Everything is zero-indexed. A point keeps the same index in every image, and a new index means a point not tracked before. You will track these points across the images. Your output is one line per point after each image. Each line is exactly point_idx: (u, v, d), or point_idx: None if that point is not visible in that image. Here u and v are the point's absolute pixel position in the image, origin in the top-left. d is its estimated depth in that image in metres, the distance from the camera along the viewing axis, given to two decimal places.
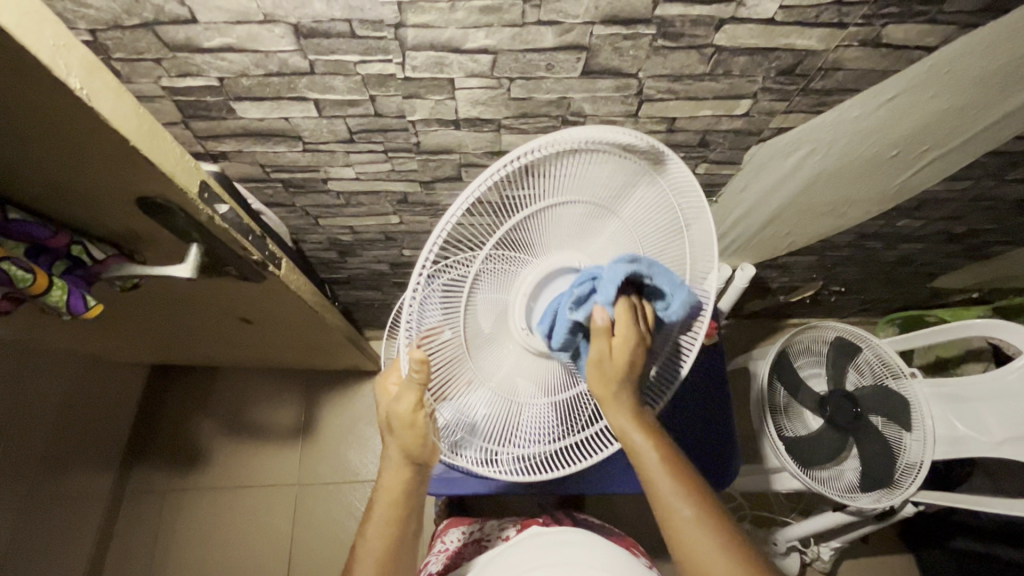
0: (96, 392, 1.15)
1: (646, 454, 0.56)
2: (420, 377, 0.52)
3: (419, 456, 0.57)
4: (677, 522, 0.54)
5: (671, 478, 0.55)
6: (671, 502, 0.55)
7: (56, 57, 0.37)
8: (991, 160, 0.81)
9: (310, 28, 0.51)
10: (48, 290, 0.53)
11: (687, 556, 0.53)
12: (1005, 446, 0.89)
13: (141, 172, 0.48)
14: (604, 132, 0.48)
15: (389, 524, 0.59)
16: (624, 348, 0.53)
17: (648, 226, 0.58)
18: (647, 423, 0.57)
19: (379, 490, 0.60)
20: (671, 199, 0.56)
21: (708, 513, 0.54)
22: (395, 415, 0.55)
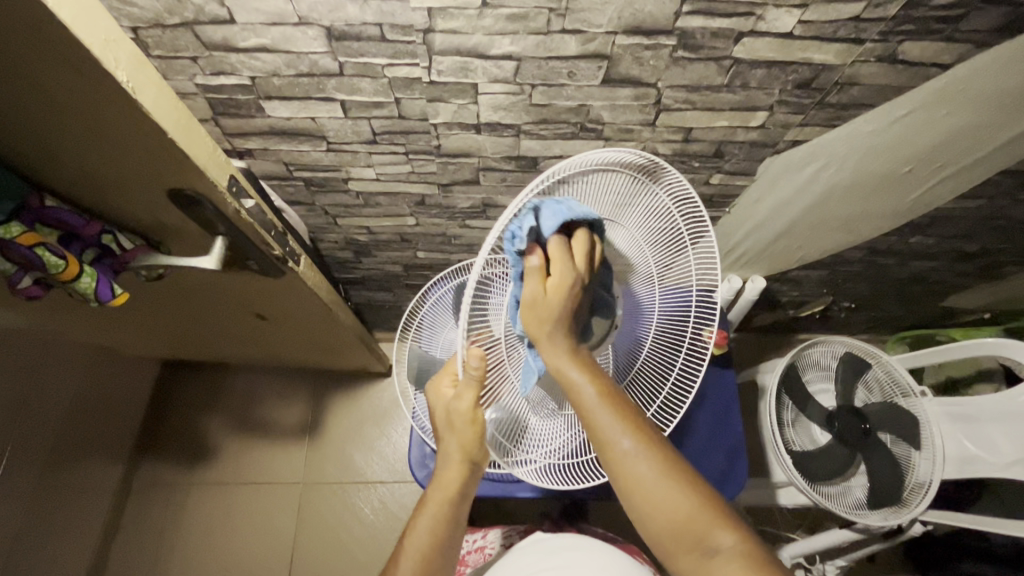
0: (110, 383, 1.17)
1: (582, 387, 0.53)
2: (478, 374, 0.55)
3: (475, 453, 0.61)
4: (620, 458, 0.52)
5: (607, 411, 0.52)
6: (614, 438, 0.52)
7: (106, 51, 0.39)
8: (1005, 179, 0.81)
9: (342, 31, 0.53)
10: (78, 277, 0.55)
11: (631, 487, 0.52)
12: (1015, 466, 0.88)
13: (176, 166, 0.50)
14: (626, 151, 0.53)
15: (437, 522, 0.62)
16: (558, 291, 0.51)
17: (653, 240, 0.60)
18: (581, 357, 0.54)
19: (434, 488, 0.63)
20: (683, 231, 0.59)
21: (649, 443, 0.53)
22: (456, 411, 0.59)
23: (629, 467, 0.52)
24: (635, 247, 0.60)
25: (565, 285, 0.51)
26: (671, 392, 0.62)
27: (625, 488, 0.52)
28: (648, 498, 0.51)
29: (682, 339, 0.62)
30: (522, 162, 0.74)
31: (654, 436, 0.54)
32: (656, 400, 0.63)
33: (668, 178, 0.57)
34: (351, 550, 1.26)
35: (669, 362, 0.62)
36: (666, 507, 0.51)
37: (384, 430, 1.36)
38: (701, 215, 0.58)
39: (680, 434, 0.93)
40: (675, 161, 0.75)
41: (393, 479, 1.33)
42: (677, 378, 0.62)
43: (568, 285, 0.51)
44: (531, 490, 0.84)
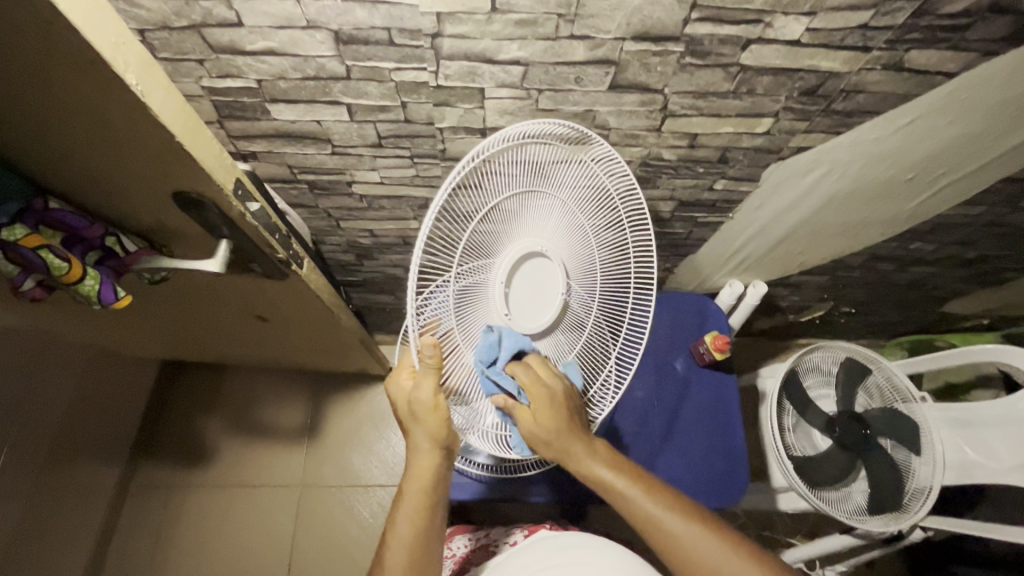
0: (109, 385, 1.16)
1: (611, 479, 0.58)
2: (435, 362, 0.54)
3: (446, 441, 0.58)
4: (671, 540, 0.55)
5: (641, 492, 0.57)
6: (659, 519, 0.56)
7: (117, 54, 0.38)
8: (1006, 187, 0.82)
9: (350, 35, 0.53)
10: (81, 280, 0.54)
11: (689, 566, 0.55)
12: (1015, 472, 0.89)
13: (182, 169, 0.50)
14: (549, 124, 0.55)
15: (418, 514, 0.58)
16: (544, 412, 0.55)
17: (588, 214, 0.61)
18: (603, 451, 0.60)
19: (407, 482, 0.59)
20: (616, 201, 0.62)
21: (694, 518, 0.56)
22: (418, 402, 0.56)
23: (683, 545, 0.55)
24: (572, 224, 0.60)
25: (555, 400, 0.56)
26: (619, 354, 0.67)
27: (683, 568, 0.55)
28: (709, 573, 0.54)
29: (621, 301, 0.66)
30: None
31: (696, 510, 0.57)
32: (607, 366, 0.67)
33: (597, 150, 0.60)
34: (350, 553, 1.26)
35: (617, 325, 0.67)
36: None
37: (383, 433, 1.36)
38: (631, 180, 0.61)
39: (681, 439, 0.93)
40: (679, 166, 0.75)
41: (392, 482, 1.32)
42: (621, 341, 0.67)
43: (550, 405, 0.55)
44: (532, 495, 0.84)
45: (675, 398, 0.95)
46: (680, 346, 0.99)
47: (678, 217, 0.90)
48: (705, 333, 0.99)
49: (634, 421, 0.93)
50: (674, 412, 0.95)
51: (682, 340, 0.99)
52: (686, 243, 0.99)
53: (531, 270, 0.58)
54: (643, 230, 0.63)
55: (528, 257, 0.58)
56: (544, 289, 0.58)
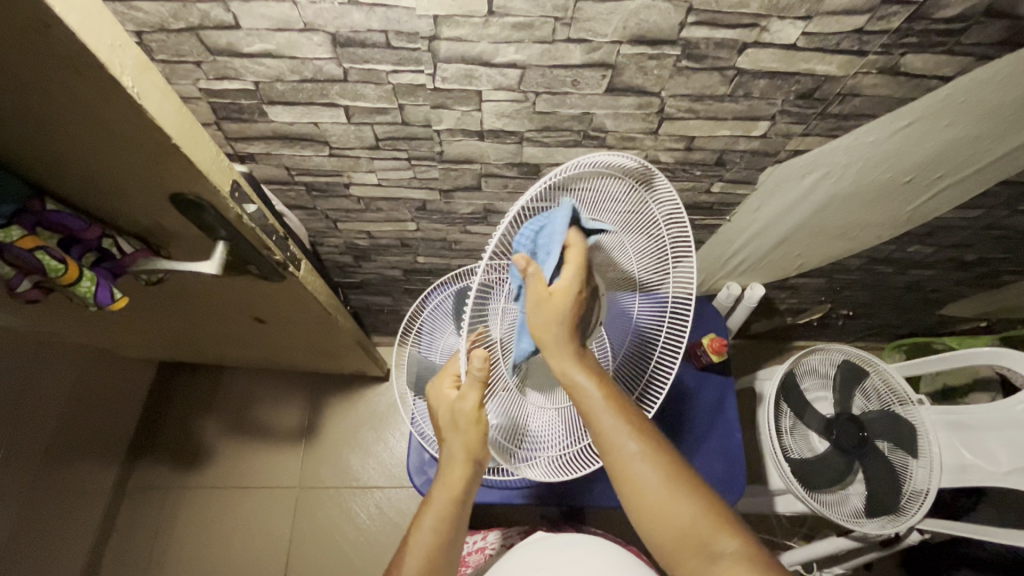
0: (105, 386, 1.16)
1: (585, 387, 0.53)
2: (482, 373, 0.53)
3: (480, 453, 0.59)
4: (626, 461, 0.53)
5: (610, 412, 0.53)
6: (620, 442, 0.53)
7: (113, 56, 0.39)
8: (1003, 190, 0.82)
9: (347, 37, 0.53)
10: (77, 281, 0.54)
11: (637, 493, 0.52)
12: (1013, 475, 0.88)
13: (179, 171, 0.50)
14: (616, 157, 0.51)
15: (445, 520, 0.60)
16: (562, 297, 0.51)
17: (638, 241, 0.59)
18: (586, 360, 0.55)
19: (438, 488, 0.61)
20: (666, 244, 0.58)
21: (656, 449, 0.53)
22: (461, 412, 0.57)
23: (639, 473, 0.52)
24: (620, 249, 0.58)
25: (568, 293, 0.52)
26: (643, 393, 0.64)
27: (628, 491, 0.53)
28: (647, 505, 0.52)
29: (659, 336, 0.61)
30: (525, 169, 0.74)
31: (659, 444, 0.54)
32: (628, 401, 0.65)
33: (659, 187, 0.56)
34: (347, 555, 1.25)
35: (643, 366, 0.63)
36: (669, 513, 0.51)
37: (381, 434, 1.36)
38: (685, 224, 0.57)
39: (679, 441, 0.93)
40: (676, 169, 0.76)
41: (390, 484, 1.32)
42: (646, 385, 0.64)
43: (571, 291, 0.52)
44: (531, 496, 0.84)
45: (673, 399, 0.96)
46: None
47: None
48: (703, 335, 0.99)
49: None
50: (672, 414, 0.95)
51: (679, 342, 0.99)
52: None
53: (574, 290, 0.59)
54: (689, 276, 0.59)
55: None
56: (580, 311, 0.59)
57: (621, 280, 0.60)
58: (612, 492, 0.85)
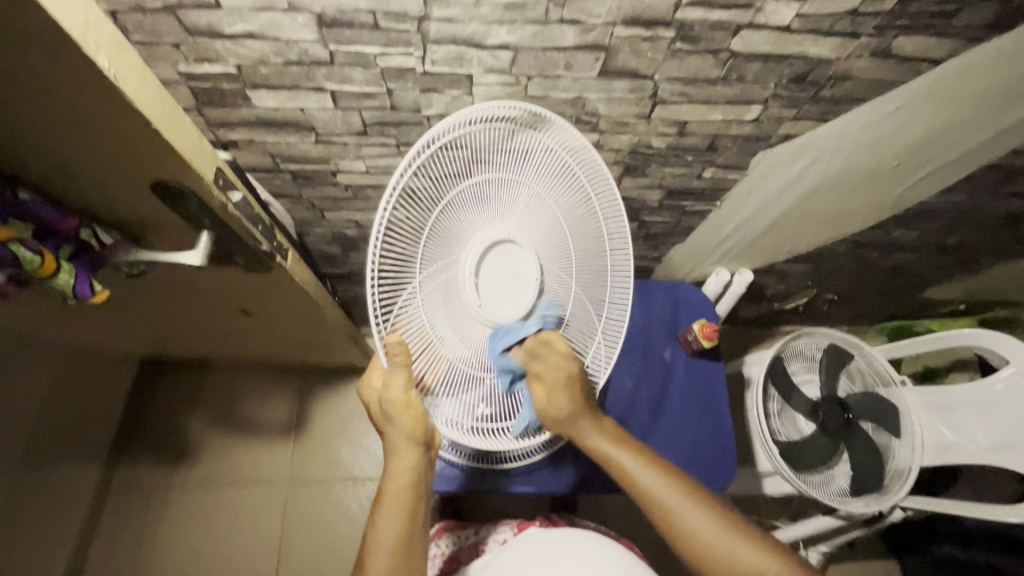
0: (86, 381, 1.12)
1: (614, 453, 0.62)
2: (403, 360, 0.53)
3: (424, 436, 0.58)
4: (665, 511, 0.58)
5: (642, 464, 0.61)
6: (660, 496, 0.59)
7: (87, 34, 0.37)
8: (986, 174, 0.83)
9: (334, 18, 0.52)
10: (55, 273, 0.52)
11: (686, 542, 0.57)
12: (994, 453, 0.91)
13: (161, 158, 0.48)
14: (499, 106, 0.52)
15: (400, 517, 0.58)
16: (557, 391, 0.58)
17: (556, 194, 0.58)
18: (609, 430, 0.63)
19: (389, 481, 0.59)
20: (582, 179, 0.59)
21: (691, 495, 0.59)
22: (388, 400, 0.55)
23: (684, 527, 0.57)
24: (541, 205, 0.58)
25: (564, 383, 0.58)
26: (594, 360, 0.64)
27: (681, 543, 0.57)
28: (701, 549, 0.56)
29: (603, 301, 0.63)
30: None
31: (702, 493, 0.59)
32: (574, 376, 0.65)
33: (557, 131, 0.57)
34: (340, 548, 1.25)
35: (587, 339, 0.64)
36: (717, 548, 0.56)
37: (371, 426, 1.35)
38: (596, 156, 0.58)
39: (670, 427, 0.94)
40: (668, 155, 0.75)
41: (382, 475, 1.32)
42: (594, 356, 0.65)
43: (565, 384, 0.58)
44: (519, 485, 0.84)
45: (664, 386, 0.96)
46: (669, 334, 0.99)
47: (667, 206, 0.90)
48: (694, 321, 0.99)
49: (622, 408, 0.94)
50: (662, 399, 0.95)
51: (670, 329, 0.99)
52: (673, 232, 0.99)
53: (500, 257, 0.57)
54: (622, 231, 0.61)
55: (496, 244, 0.57)
56: (511, 274, 0.57)
57: (550, 242, 0.59)
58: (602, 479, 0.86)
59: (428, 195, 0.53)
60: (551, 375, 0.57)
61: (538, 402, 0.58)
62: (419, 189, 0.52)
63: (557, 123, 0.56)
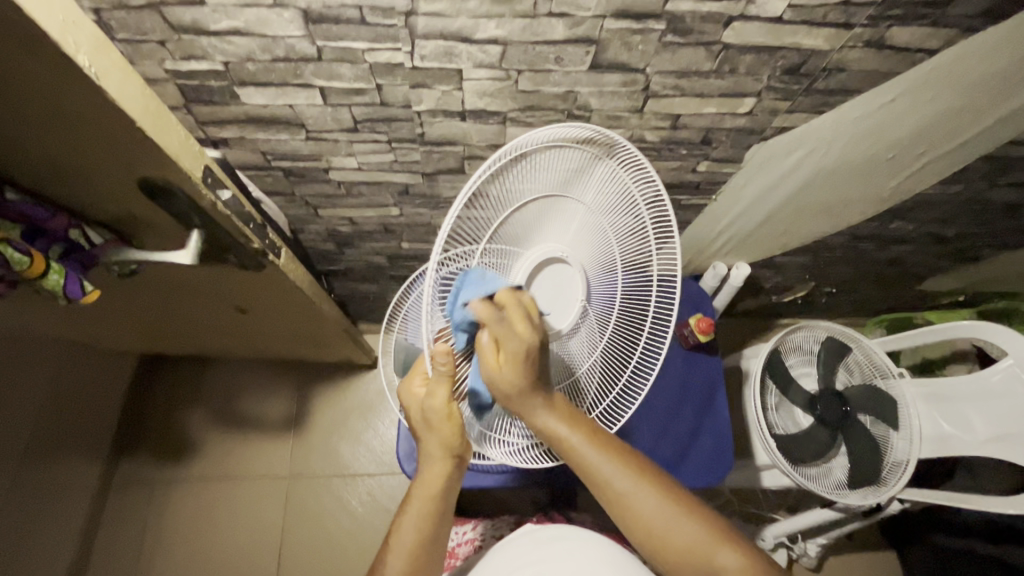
0: (83, 381, 1.13)
1: (565, 436, 0.56)
2: (448, 368, 0.52)
3: (457, 448, 0.59)
4: (619, 497, 0.57)
5: (593, 448, 0.57)
6: (608, 480, 0.57)
7: (66, 33, 0.36)
8: (983, 165, 0.83)
9: (320, 13, 0.51)
10: (45, 274, 0.52)
11: (634, 525, 0.57)
12: (991, 444, 0.91)
13: (147, 156, 0.48)
14: (567, 127, 0.51)
15: (423, 520, 0.60)
16: (511, 365, 0.51)
17: (609, 211, 0.57)
18: (561, 407, 0.57)
19: (417, 485, 0.61)
20: (634, 192, 0.56)
21: (644, 481, 0.57)
22: (432, 410, 0.55)
23: (636, 510, 0.56)
24: (594, 226, 0.57)
25: (517, 358, 0.51)
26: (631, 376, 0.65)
27: (629, 525, 0.57)
28: (652, 532, 0.56)
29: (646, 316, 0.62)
30: None
31: (652, 475, 0.58)
32: (615, 389, 0.65)
33: (620, 150, 0.55)
34: (340, 544, 1.25)
35: (631, 347, 0.64)
36: (669, 533, 0.56)
37: (370, 422, 1.35)
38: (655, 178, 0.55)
39: (668, 422, 0.93)
40: (662, 149, 0.75)
41: (381, 471, 1.32)
42: (636, 365, 0.65)
43: (519, 359, 0.51)
44: (517, 481, 0.84)
45: (661, 381, 0.96)
46: None
47: (662, 200, 0.89)
48: (691, 315, 0.99)
49: None
50: (658, 394, 0.95)
51: None
52: (669, 226, 0.99)
53: (547, 273, 0.57)
54: (672, 250, 0.58)
55: (545, 261, 0.57)
56: (558, 291, 0.57)
57: (597, 258, 0.58)
58: None
59: (482, 216, 0.52)
60: (508, 346, 0.50)
61: (487, 372, 0.52)
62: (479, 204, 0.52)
63: (624, 146, 0.53)
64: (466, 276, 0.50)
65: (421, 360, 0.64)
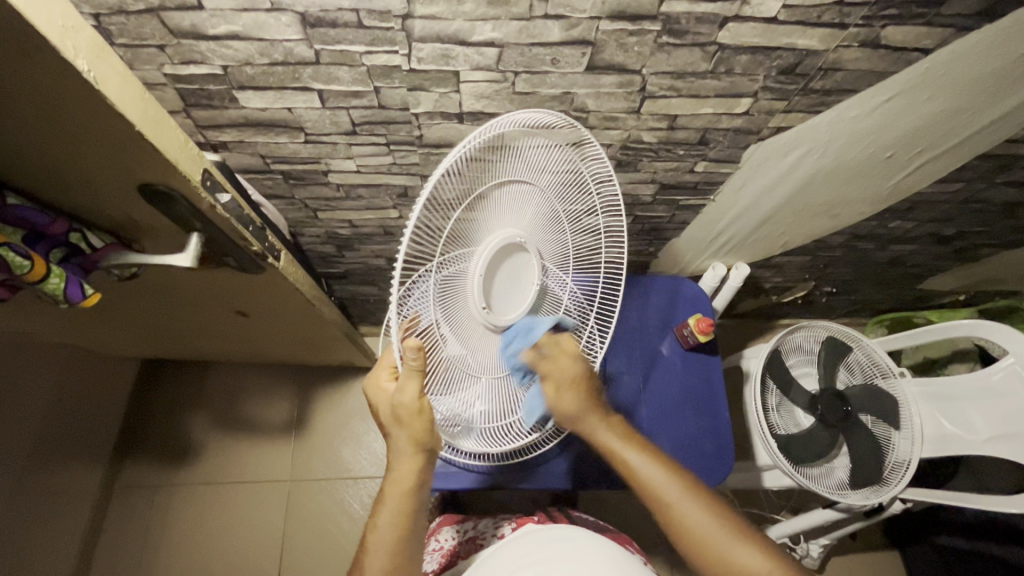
0: (85, 384, 1.13)
1: (618, 447, 0.63)
2: (418, 364, 0.52)
3: (427, 442, 0.58)
4: (667, 508, 0.59)
5: (645, 459, 0.62)
6: (657, 489, 0.60)
7: (65, 39, 0.37)
8: (981, 164, 0.83)
9: (317, 17, 0.52)
10: (45, 278, 0.53)
11: (681, 535, 0.59)
12: (992, 443, 0.91)
13: (145, 159, 0.48)
14: (537, 114, 0.52)
15: (400, 515, 0.59)
16: (568, 389, 0.62)
17: (566, 201, 0.62)
18: (619, 426, 0.65)
19: (389, 483, 0.60)
20: (588, 180, 0.62)
21: (689, 492, 0.60)
22: (400, 405, 0.54)
23: (683, 520, 0.59)
24: (551, 215, 0.61)
25: (569, 381, 0.62)
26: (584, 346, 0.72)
27: (675, 535, 0.59)
28: (700, 544, 0.58)
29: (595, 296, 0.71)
30: None
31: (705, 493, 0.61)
32: None
33: (590, 151, 0.60)
34: (341, 546, 1.25)
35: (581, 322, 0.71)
36: (719, 548, 0.57)
37: (371, 425, 1.35)
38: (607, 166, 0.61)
39: (669, 423, 0.93)
40: (660, 149, 0.75)
41: (383, 474, 1.32)
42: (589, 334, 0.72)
43: (572, 381, 0.62)
44: (516, 482, 0.84)
45: (660, 382, 0.96)
46: (664, 329, 0.99)
47: (660, 200, 0.89)
48: (690, 315, 0.99)
49: (619, 404, 0.94)
50: (658, 394, 0.95)
51: (665, 324, 0.99)
52: (667, 226, 0.99)
53: (511, 264, 0.58)
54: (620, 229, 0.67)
55: (510, 251, 0.57)
56: (518, 280, 0.58)
57: (553, 246, 0.63)
58: (599, 475, 0.86)
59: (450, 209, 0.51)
60: (561, 371, 0.61)
61: (549, 399, 0.61)
62: (442, 197, 0.50)
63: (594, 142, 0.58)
64: (513, 328, 0.59)
65: (386, 352, 0.63)
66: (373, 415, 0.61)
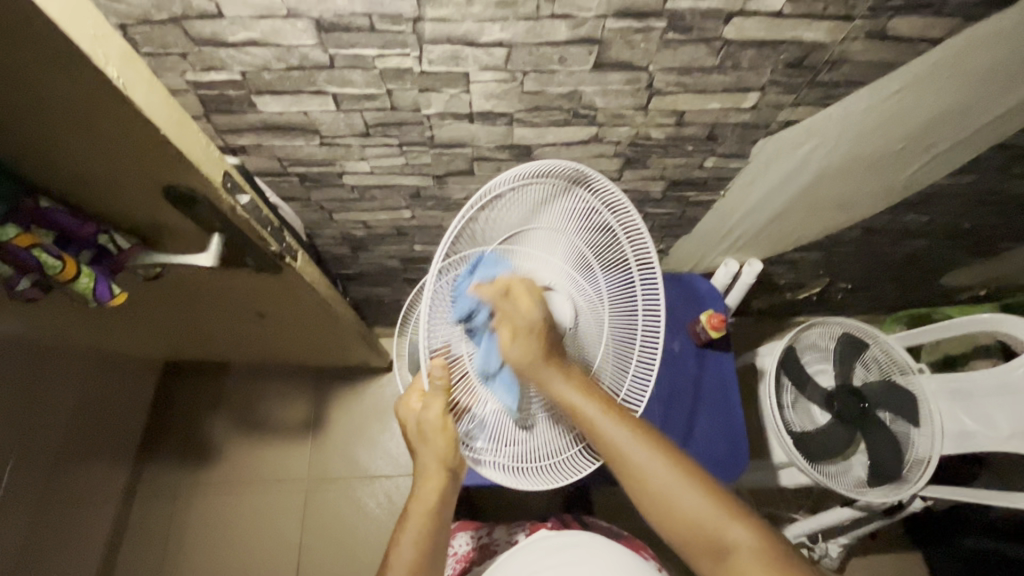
0: (111, 385, 1.16)
1: (581, 406, 0.59)
2: (442, 382, 0.58)
3: (452, 462, 0.66)
4: (628, 466, 0.58)
5: (611, 421, 0.58)
6: (625, 451, 0.58)
7: (96, 47, 0.39)
8: (996, 154, 0.82)
9: (332, 22, 0.53)
10: (76, 277, 0.55)
11: (648, 493, 0.57)
12: (1014, 440, 0.89)
13: (170, 163, 0.50)
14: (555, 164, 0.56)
15: (422, 535, 0.64)
16: (524, 337, 0.57)
17: (595, 241, 0.62)
18: (578, 378, 0.60)
19: (414, 499, 0.66)
20: (615, 226, 0.60)
21: (656, 450, 0.58)
22: (427, 422, 0.63)
23: (646, 477, 0.57)
24: (580, 257, 0.63)
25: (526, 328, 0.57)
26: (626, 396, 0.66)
27: (635, 488, 0.58)
28: (661, 498, 0.57)
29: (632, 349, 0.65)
30: (516, 151, 0.74)
31: (668, 450, 0.59)
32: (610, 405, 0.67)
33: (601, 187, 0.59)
34: (358, 545, 1.27)
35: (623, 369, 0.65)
36: (677, 501, 0.56)
37: (386, 425, 1.37)
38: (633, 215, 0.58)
39: (683, 421, 0.94)
40: (669, 145, 0.75)
41: (398, 473, 1.34)
42: (631, 382, 0.65)
43: (527, 330, 0.57)
44: None
45: (673, 378, 0.96)
46: (677, 325, 0.99)
47: (670, 196, 0.90)
48: (701, 311, 0.99)
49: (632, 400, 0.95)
50: (671, 391, 0.95)
51: (677, 322, 0.98)
52: (678, 223, 0.99)
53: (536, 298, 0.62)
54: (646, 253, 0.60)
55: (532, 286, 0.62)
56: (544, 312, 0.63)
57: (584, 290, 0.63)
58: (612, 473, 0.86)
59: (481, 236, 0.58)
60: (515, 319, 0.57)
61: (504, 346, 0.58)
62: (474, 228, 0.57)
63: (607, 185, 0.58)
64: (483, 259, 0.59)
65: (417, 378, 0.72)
66: (404, 434, 0.70)
